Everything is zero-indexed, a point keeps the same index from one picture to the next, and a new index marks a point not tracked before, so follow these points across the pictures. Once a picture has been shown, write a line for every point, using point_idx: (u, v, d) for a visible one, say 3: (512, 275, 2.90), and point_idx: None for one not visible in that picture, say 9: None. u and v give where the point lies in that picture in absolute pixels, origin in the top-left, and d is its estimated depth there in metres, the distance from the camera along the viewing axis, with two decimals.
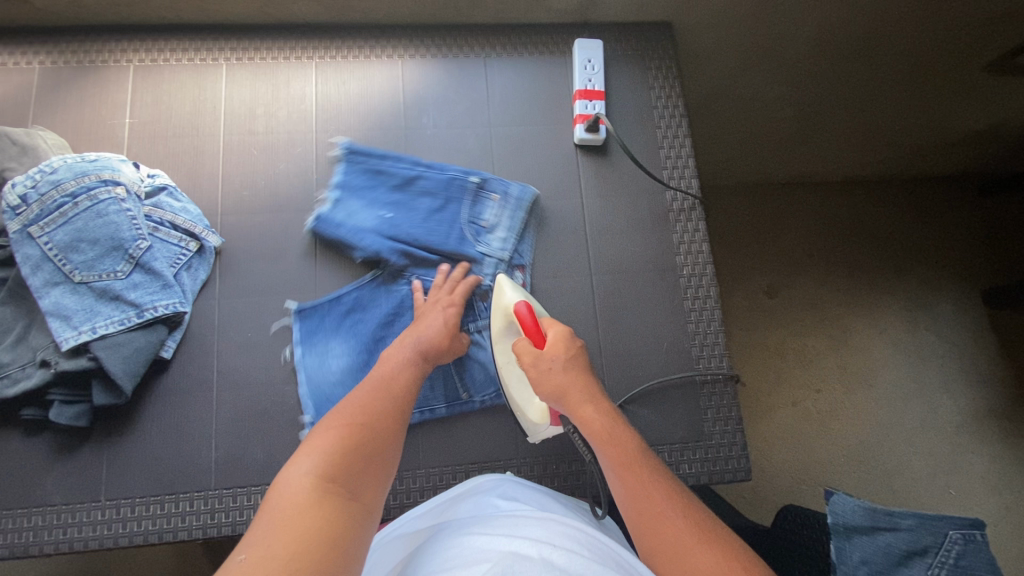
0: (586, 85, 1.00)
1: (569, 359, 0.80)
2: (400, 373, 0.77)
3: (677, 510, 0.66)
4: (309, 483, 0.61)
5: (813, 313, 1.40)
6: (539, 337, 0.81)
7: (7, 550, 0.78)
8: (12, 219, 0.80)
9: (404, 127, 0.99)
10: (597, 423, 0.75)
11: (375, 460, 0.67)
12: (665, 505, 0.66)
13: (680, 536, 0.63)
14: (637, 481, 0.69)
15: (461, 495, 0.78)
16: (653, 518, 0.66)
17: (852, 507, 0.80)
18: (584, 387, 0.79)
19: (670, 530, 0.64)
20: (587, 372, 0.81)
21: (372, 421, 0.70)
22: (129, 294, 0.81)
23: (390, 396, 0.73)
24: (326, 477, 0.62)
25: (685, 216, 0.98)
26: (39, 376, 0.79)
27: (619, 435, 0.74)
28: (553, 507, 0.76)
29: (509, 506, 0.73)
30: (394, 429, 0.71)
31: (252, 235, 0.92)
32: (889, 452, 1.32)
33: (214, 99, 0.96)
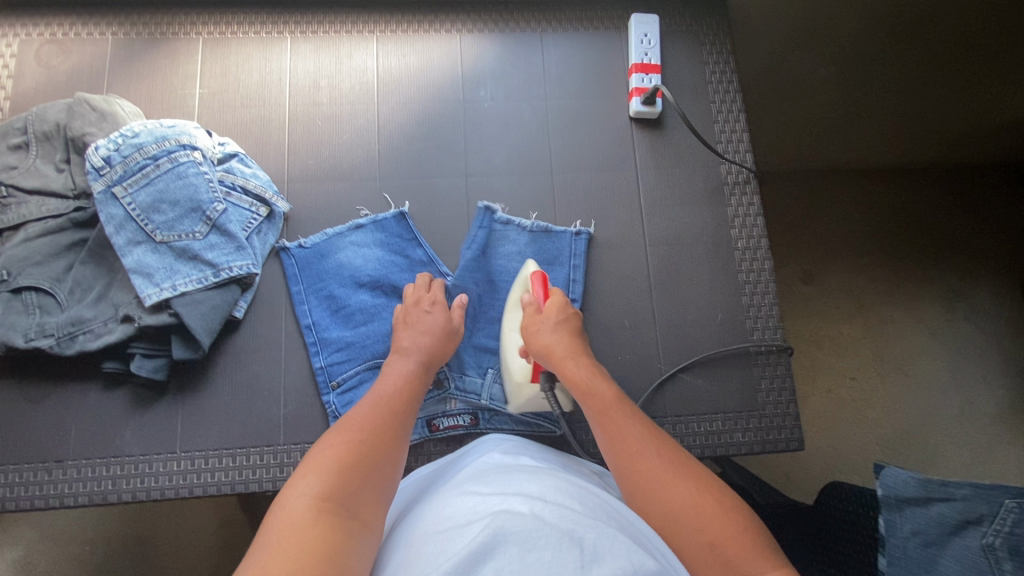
0: (643, 59, 1.01)
1: (562, 319, 0.84)
2: (398, 390, 0.75)
3: (654, 451, 0.69)
4: (311, 502, 0.58)
5: (854, 296, 1.40)
6: (542, 294, 0.87)
7: (88, 497, 0.82)
8: (96, 180, 0.83)
9: (462, 99, 1.01)
10: (576, 380, 0.78)
11: (376, 475, 0.63)
12: (640, 447, 0.69)
13: (658, 476, 0.66)
14: (617, 431, 0.72)
15: (457, 458, 0.77)
16: (631, 463, 0.68)
17: (904, 479, 0.72)
18: (572, 345, 0.82)
19: (647, 467, 0.67)
20: (577, 335, 0.84)
21: (372, 436, 0.67)
22: (206, 254, 0.85)
23: (390, 413, 0.71)
24: (328, 495, 0.59)
25: (739, 189, 0.99)
26: (121, 330, 0.82)
27: (596, 390, 0.77)
28: (551, 461, 0.75)
29: (508, 459, 0.72)
30: (396, 445, 0.68)
31: (318, 202, 0.95)
32: (930, 435, 1.32)
33: (280, 71, 0.99)
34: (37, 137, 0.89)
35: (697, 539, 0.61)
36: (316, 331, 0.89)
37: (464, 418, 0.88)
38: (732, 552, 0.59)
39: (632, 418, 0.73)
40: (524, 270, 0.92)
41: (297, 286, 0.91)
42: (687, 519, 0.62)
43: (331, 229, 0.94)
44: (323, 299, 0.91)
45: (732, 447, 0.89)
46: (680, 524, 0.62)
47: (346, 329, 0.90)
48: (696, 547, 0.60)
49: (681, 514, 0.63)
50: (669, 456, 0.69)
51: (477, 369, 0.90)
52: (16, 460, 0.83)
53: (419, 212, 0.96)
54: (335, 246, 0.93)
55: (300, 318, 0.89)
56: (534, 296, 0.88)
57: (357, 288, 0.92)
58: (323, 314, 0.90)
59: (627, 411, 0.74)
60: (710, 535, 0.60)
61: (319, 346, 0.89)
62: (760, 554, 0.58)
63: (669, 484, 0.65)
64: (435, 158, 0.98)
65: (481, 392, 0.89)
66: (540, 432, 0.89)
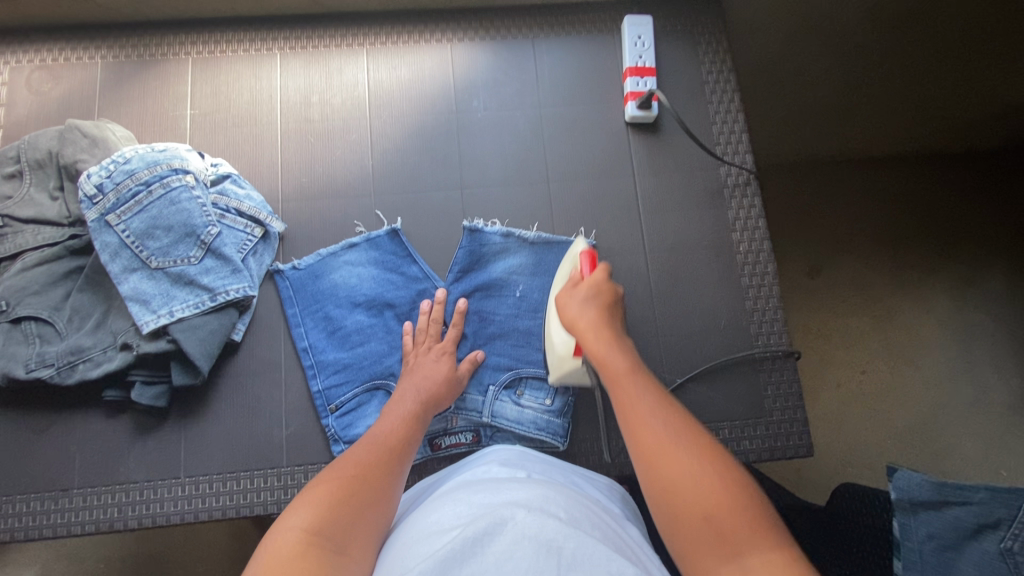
0: (637, 62, 0.99)
1: (595, 295, 0.80)
2: (396, 426, 0.74)
3: (660, 422, 0.65)
4: (300, 535, 0.56)
5: (860, 292, 1.37)
6: (587, 270, 0.84)
7: (95, 525, 0.82)
8: (89, 208, 0.82)
9: (455, 110, 0.99)
10: (594, 352, 0.75)
11: (368, 504, 0.61)
12: (646, 415, 0.66)
13: (658, 445, 0.62)
14: (627, 398, 0.68)
15: (455, 467, 0.76)
16: (635, 433, 0.65)
17: (918, 482, 0.69)
18: (601, 321, 0.78)
19: (650, 435, 0.64)
20: (608, 311, 0.80)
21: (366, 470, 0.65)
22: (202, 278, 0.84)
23: (386, 448, 0.69)
24: (317, 529, 0.57)
25: (740, 191, 0.97)
26: (120, 358, 0.82)
27: (609, 360, 0.74)
28: (549, 472, 0.73)
29: (503, 470, 0.70)
30: (391, 476, 0.66)
31: (313, 221, 0.94)
32: (942, 430, 1.29)
33: (271, 89, 0.98)
34: (30, 165, 0.89)
35: (692, 509, 0.57)
36: (313, 354, 0.89)
37: (467, 435, 0.88)
38: (728, 525, 0.55)
39: (645, 389, 0.69)
40: (574, 247, 0.89)
41: (292, 309, 0.90)
42: (683, 489, 0.58)
43: (325, 250, 0.93)
44: (319, 321, 0.90)
45: (740, 455, 0.88)
46: (676, 493, 0.59)
47: (343, 351, 0.90)
48: (689, 519, 0.57)
49: (677, 480, 0.59)
50: (676, 425, 0.65)
51: (477, 387, 0.89)
52: (23, 490, 0.83)
53: (413, 228, 0.95)
54: (329, 267, 0.92)
55: (295, 341, 0.89)
56: (581, 270, 0.85)
57: (353, 308, 0.92)
58: (319, 336, 0.90)
59: (639, 382, 0.70)
60: (705, 508, 0.57)
61: (316, 369, 0.88)
62: (755, 527, 0.55)
63: (671, 453, 0.61)
64: (430, 170, 0.97)
65: (482, 410, 0.88)
66: (543, 446, 0.88)
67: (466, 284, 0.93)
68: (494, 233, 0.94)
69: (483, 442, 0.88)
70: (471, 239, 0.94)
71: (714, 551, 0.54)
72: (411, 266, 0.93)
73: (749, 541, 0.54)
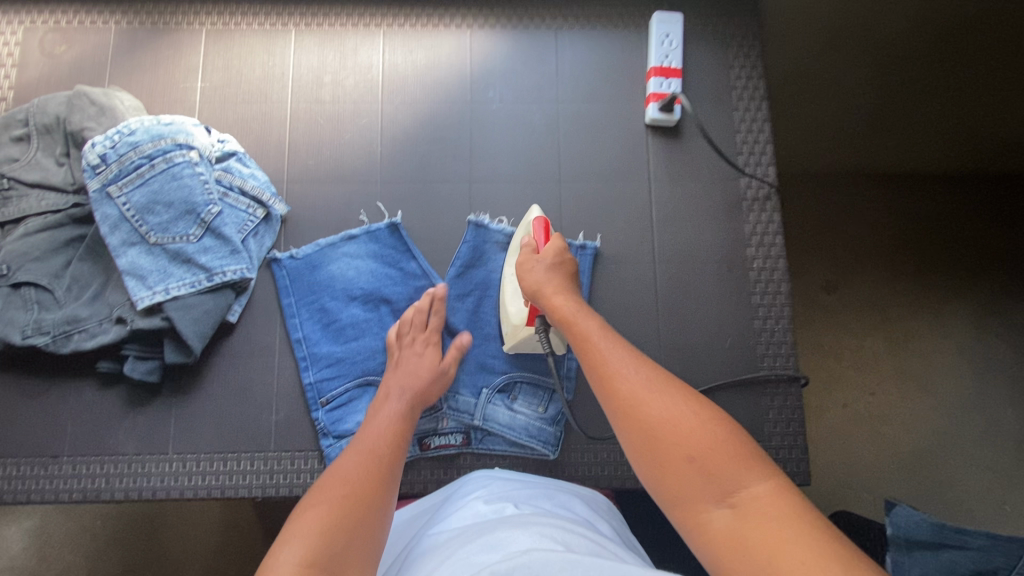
0: (663, 62, 0.95)
1: (557, 262, 0.80)
2: (382, 434, 0.73)
3: (637, 373, 0.66)
4: (296, 568, 0.54)
5: (875, 314, 1.32)
6: (542, 238, 0.82)
7: (82, 494, 0.83)
8: (92, 178, 0.81)
9: (470, 101, 0.96)
10: (563, 314, 0.75)
11: (363, 526, 0.61)
12: (620, 369, 0.66)
13: (636, 396, 0.63)
14: (601, 357, 0.69)
15: (445, 500, 0.75)
16: (613, 386, 0.65)
17: (916, 521, 0.70)
18: (564, 287, 0.78)
19: (628, 389, 0.64)
20: (572, 279, 0.80)
21: (357, 489, 0.64)
22: (200, 257, 0.83)
23: (374, 460, 0.69)
24: (313, 559, 0.55)
25: (758, 206, 0.93)
26: (115, 331, 0.82)
27: (580, 322, 0.73)
28: (536, 497, 0.72)
29: (489, 508, 0.69)
30: (385, 496, 0.66)
31: (317, 205, 0.92)
32: (948, 463, 1.25)
33: (283, 66, 0.96)
34: (38, 130, 0.89)
35: (675, 451, 0.58)
36: (307, 345, 0.88)
37: (457, 437, 0.87)
38: (713, 465, 0.56)
39: (617, 345, 0.69)
40: (528, 215, 0.87)
41: (287, 300, 0.88)
42: (666, 434, 0.59)
43: (325, 240, 0.91)
44: (314, 313, 0.89)
45: None
46: (658, 439, 0.60)
47: (336, 344, 0.88)
48: (673, 460, 0.58)
49: (660, 428, 0.60)
50: (650, 375, 0.65)
51: (470, 389, 0.89)
52: (15, 454, 0.84)
53: (417, 219, 0.93)
54: (327, 258, 0.90)
55: (289, 331, 0.88)
56: (535, 239, 0.83)
57: (349, 302, 0.90)
58: (314, 328, 0.88)
59: (610, 340, 0.70)
60: (689, 450, 0.58)
61: (309, 361, 0.87)
62: (743, 463, 0.56)
63: (652, 403, 0.62)
64: (439, 161, 0.94)
65: (474, 412, 0.88)
66: (533, 454, 0.87)
67: (465, 284, 0.91)
68: (499, 232, 0.92)
69: (473, 445, 0.87)
70: (474, 238, 0.92)
71: (704, 490, 0.56)
72: (411, 262, 0.91)
73: (740, 477, 0.55)
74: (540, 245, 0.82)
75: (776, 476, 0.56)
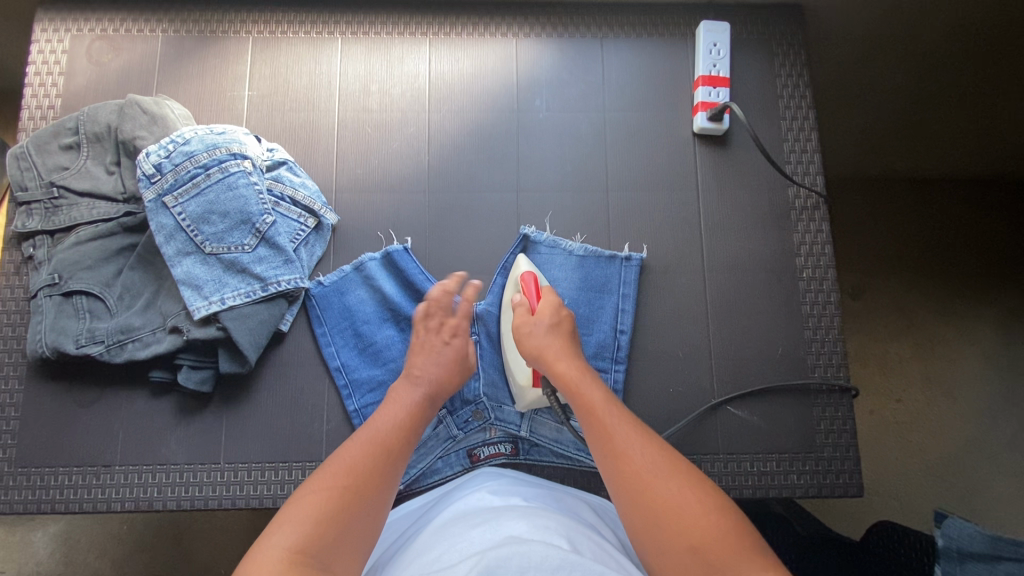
0: (710, 71, 0.95)
1: (555, 322, 0.80)
2: (397, 422, 0.73)
3: (641, 452, 0.66)
4: (284, 554, 0.58)
5: (901, 320, 1.30)
6: (534, 296, 0.83)
7: (134, 503, 0.83)
8: (147, 188, 0.82)
9: (517, 109, 0.96)
10: (567, 382, 0.74)
11: (357, 523, 0.64)
12: (625, 447, 0.66)
13: (640, 478, 0.63)
14: (605, 429, 0.68)
15: (457, 487, 0.79)
16: (617, 467, 0.65)
17: (971, 533, 0.70)
18: (567, 351, 0.77)
19: (631, 470, 0.64)
20: (571, 338, 0.79)
21: (358, 480, 0.66)
22: (254, 267, 0.83)
23: (380, 453, 0.69)
24: (301, 548, 0.59)
25: (807, 215, 0.93)
26: (169, 340, 0.82)
27: (584, 391, 0.73)
28: (544, 497, 0.74)
29: (499, 499, 0.72)
30: (384, 494, 0.67)
31: (365, 215, 0.92)
32: (987, 473, 1.23)
33: (330, 74, 0.96)
34: (89, 138, 0.89)
35: (680, 541, 0.59)
36: (346, 373, 0.87)
37: (505, 446, 0.87)
38: (715, 556, 0.57)
39: (622, 419, 0.69)
40: (516, 268, 0.89)
41: (321, 328, 0.88)
42: (671, 523, 0.60)
43: (349, 265, 0.90)
44: (349, 339, 0.89)
45: (786, 489, 0.85)
46: (664, 526, 0.60)
47: (376, 369, 0.88)
48: (677, 551, 0.59)
49: (663, 514, 0.61)
50: (655, 455, 0.65)
51: (516, 399, 0.89)
52: (66, 463, 0.84)
53: (466, 228, 0.93)
54: (354, 283, 0.90)
55: (327, 360, 0.87)
56: (526, 299, 0.83)
57: (382, 324, 0.90)
58: (351, 355, 0.88)
59: (615, 414, 0.70)
60: (692, 540, 0.59)
61: (351, 388, 0.87)
62: (746, 555, 0.57)
63: (657, 488, 0.63)
64: (486, 170, 0.94)
65: (521, 423, 0.88)
66: (581, 467, 0.86)
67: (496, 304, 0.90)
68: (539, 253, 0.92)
69: (521, 456, 0.87)
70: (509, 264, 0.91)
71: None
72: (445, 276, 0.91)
73: (745, 571, 0.55)
74: (533, 303, 0.82)
75: (778, 568, 0.56)
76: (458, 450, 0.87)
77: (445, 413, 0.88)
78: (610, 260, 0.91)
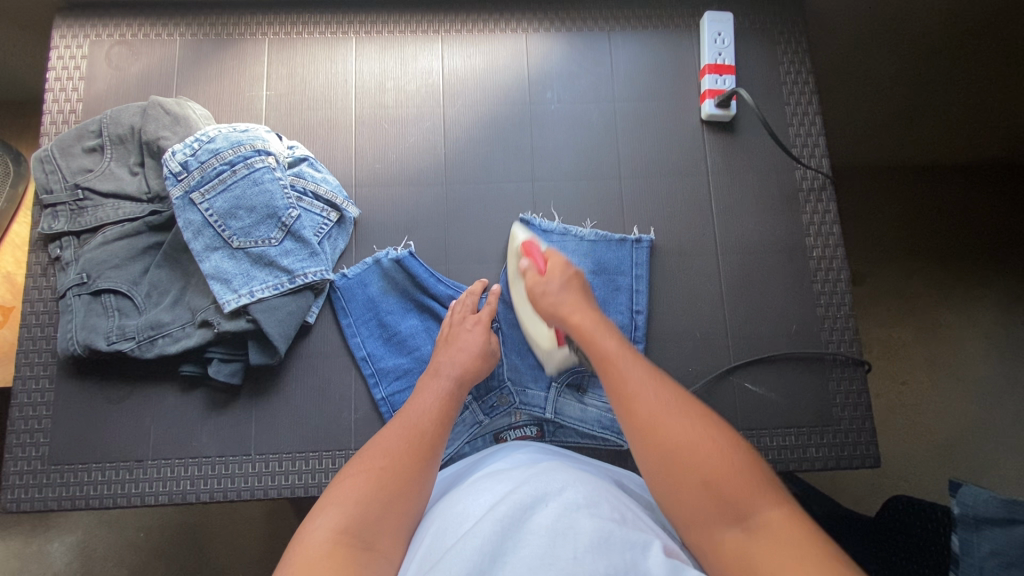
0: (716, 59, 0.98)
1: (567, 283, 0.81)
2: (430, 409, 0.75)
3: (653, 393, 0.66)
4: (329, 535, 0.59)
5: (900, 304, 1.33)
6: (541, 263, 0.84)
7: (168, 496, 0.84)
8: (174, 186, 0.84)
9: (529, 102, 0.98)
10: (584, 334, 0.75)
11: (398, 501, 0.65)
12: (639, 391, 0.67)
13: (655, 419, 0.64)
14: (619, 376, 0.68)
15: (484, 455, 0.81)
16: (629, 409, 0.66)
17: (985, 498, 0.69)
18: (584, 306, 0.78)
19: (645, 411, 0.65)
20: (584, 294, 0.81)
21: (394, 461, 0.68)
22: (282, 260, 0.86)
23: (414, 437, 0.71)
24: (344, 528, 0.60)
25: (815, 196, 0.96)
26: (200, 334, 0.84)
27: (600, 341, 0.73)
28: (568, 460, 0.77)
29: (527, 458, 0.75)
30: (422, 472, 0.68)
31: (385, 208, 0.94)
32: (994, 447, 1.26)
33: (346, 73, 0.98)
34: (112, 140, 0.91)
35: (692, 478, 0.60)
36: (372, 362, 0.89)
37: (531, 429, 0.90)
38: (728, 491, 0.59)
39: (635, 363, 0.69)
40: (516, 237, 0.92)
41: (347, 319, 0.90)
42: (682, 459, 0.61)
43: (371, 257, 0.92)
44: (374, 329, 0.90)
45: (805, 462, 0.87)
46: (674, 464, 0.62)
47: (401, 357, 0.90)
48: (690, 488, 0.60)
49: (677, 453, 0.62)
50: (668, 396, 0.66)
51: (539, 382, 0.90)
52: (98, 459, 0.85)
53: (484, 218, 0.95)
54: (377, 274, 0.92)
55: (354, 351, 0.89)
56: (537, 265, 0.84)
57: (405, 314, 0.92)
58: (376, 344, 0.90)
59: (632, 361, 0.70)
60: (705, 475, 0.60)
61: (377, 377, 0.88)
62: (755, 489, 0.59)
63: (667, 427, 0.63)
64: (501, 161, 0.96)
65: (545, 406, 0.89)
66: (607, 446, 0.88)
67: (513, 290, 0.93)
68: (556, 239, 0.94)
69: (547, 438, 0.89)
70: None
71: (719, 513, 0.59)
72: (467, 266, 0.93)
73: (754, 502, 0.58)
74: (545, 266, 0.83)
75: (785, 501, 0.59)
76: (484, 435, 0.89)
77: (471, 400, 0.89)
78: (626, 244, 0.94)
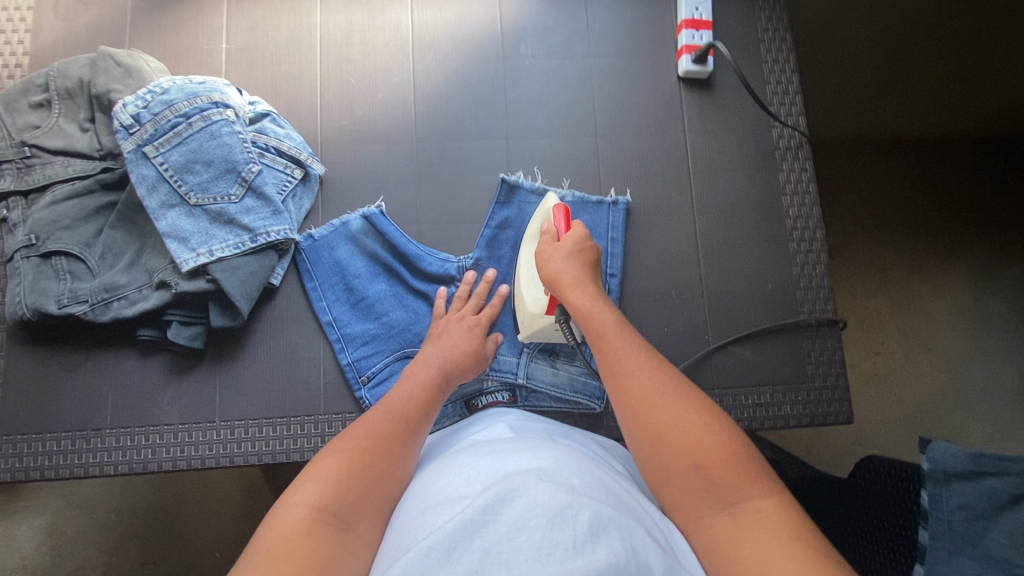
0: (693, 14, 0.95)
1: (574, 250, 0.78)
2: (417, 392, 0.71)
3: (648, 371, 0.64)
4: (307, 512, 0.54)
5: (876, 275, 1.34)
6: (563, 225, 0.80)
7: (128, 466, 0.80)
8: (126, 139, 0.80)
9: (501, 58, 0.95)
10: (579, 306, 0.72)
11: (381, 480, 0.60)
12: (632, 369, 0.64)
13: (645, 396, 0.61)
14: (612, 353, 0.66)
15: (467, 427, 0.78)
16: (622, 385, 0.63)
17: (954, 453, 0.65)
18: (583, 277, 0.75)
19: (638, 390, 0.62)
20: (590, 268, 0.77)
21: (379, 441, 0.63)
22: (242, 217, 0.82)
23: (401, 420, 0.66)
24: (323, 504, 0.55)
25: (791, 154, 0.95)
26: (157, 296, 0.80)
27: (595, 315, 0.70)
28: (550, 432, 0.74)
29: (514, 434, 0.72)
30: (407, 454, 0.64)
31: (353, 167, 0.91)
32: (961, 410, 1.28)
33: (310, 26, 0.94)
34: (60, 93, 0.85)
35: (682, 461, 0.57)
36: (338, 327, 0.86)
37: (503, 395, 0.88)
38: (717, 473, 0.55)
39: (631, 342, 0.66)
40: (547, 202, 0.86)
41: (312, 283, 0.87)
42: (670, 437, 0.58)
43: (337, 219, 0.89)
44: (341, 293, 0.87)
45: (780, 420, 0.87)
46: (666, 443, 0.58)
47: (368, 322, 0.87)
48: (681, 470, 0.57)
49: (670, 437, 0.58)
50: (664, 377, 0.64)
51: (509, 348, 0.88)
52: (53, 429, 0.81)
53: (456, 177, 0.92)
54: (342, 237, 0.89)
55: (319, 315, 0.86)
56: (555, 226, 0.81)
57: (373, 278, 0.89)
58: (343, 309, 0.87)
59: (626, 336, 0.68)
60: (695, 458, 0.56)
61: (344, 342, 0.85)
62: (745, 476, 0.55)
63: (659, 406, 0.60)
64: (473, 119, 0.93)
65: (518, 371, 0.88)
66: (577, 408, 0.87)
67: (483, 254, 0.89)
68: (528, 200, 0.91)
69: (519, 403, 0.88)
70: (499, 214, 0.90)
71: (703, 496, 0.55)
72: (439, 228, 0.91)
73: (744, 489, 0.54)
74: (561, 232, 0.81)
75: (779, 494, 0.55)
76: (455, 401, 0.87)
77: None
78: (599, 206, 0.92)
